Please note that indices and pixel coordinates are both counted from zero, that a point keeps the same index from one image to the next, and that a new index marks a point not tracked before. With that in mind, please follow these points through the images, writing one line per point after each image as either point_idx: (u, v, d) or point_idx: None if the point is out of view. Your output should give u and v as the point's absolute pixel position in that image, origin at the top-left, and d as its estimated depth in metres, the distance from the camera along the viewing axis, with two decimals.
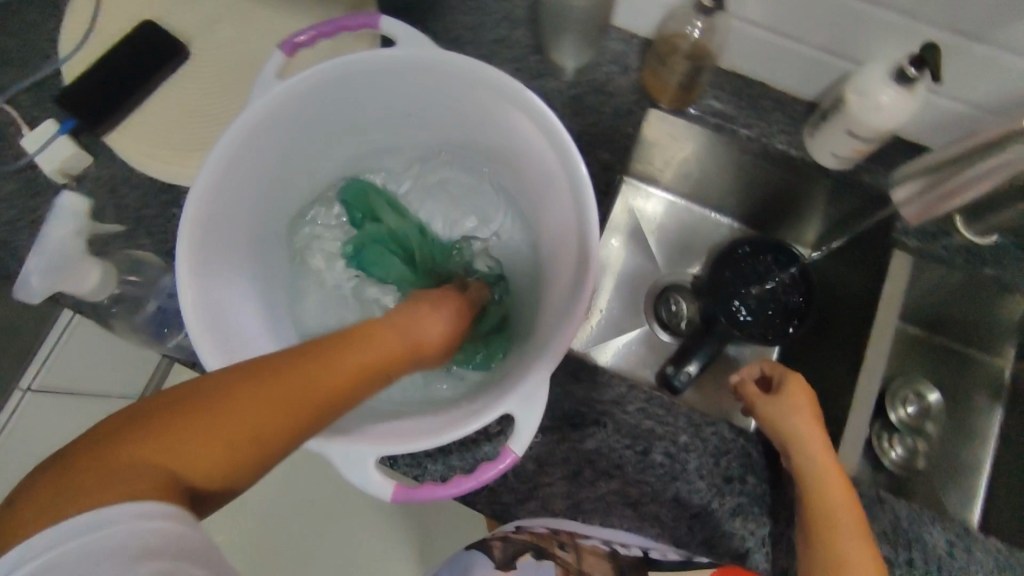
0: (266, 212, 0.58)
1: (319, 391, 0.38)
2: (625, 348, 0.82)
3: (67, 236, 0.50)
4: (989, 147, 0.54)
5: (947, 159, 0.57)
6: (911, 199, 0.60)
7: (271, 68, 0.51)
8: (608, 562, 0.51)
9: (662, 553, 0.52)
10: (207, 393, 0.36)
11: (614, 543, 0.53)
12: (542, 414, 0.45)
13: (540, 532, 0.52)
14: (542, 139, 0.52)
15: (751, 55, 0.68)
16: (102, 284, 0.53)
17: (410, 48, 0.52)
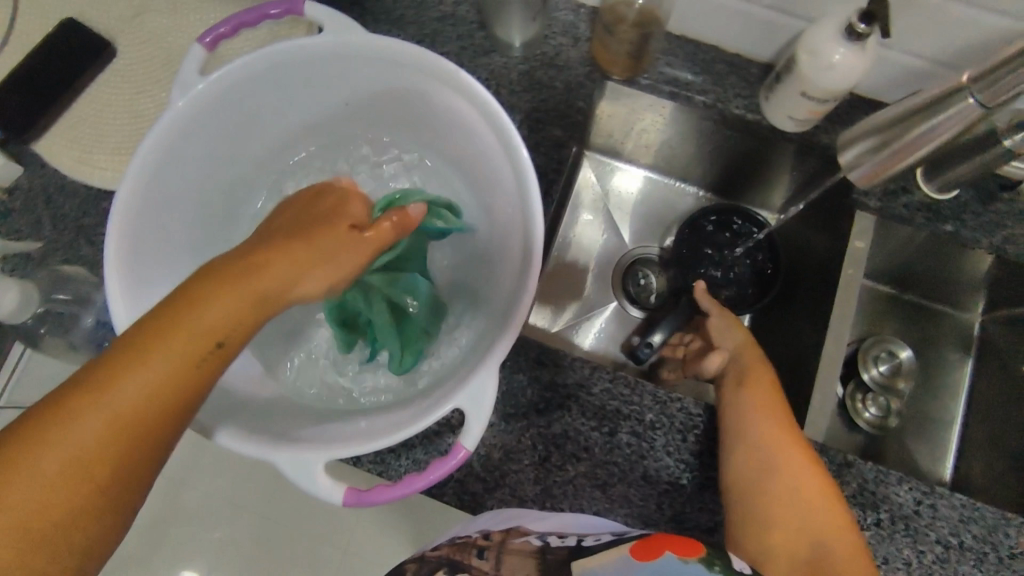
0: (205, 214, 0.56)
1: (198, 347, 0.37)
2: (601, 326, 0.81)
3: None
4: (935, 102, 0.53)
5: (896, 116, 0.56)
6: (861, 159, 0.59)
7: (192, 65, 0.49)
8: (534, 561, 0.41)
9: (595, 538, 0.43)
10: (89, 377, 0.35)
11: (549, 536, 0.44)
12: (492, 408, 0.44)
13: (459, 542, 0.44)
14: (481, 122, 0.50)
15: (701, 19, 0.65)
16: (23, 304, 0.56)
17: (336, 35, 0.49)
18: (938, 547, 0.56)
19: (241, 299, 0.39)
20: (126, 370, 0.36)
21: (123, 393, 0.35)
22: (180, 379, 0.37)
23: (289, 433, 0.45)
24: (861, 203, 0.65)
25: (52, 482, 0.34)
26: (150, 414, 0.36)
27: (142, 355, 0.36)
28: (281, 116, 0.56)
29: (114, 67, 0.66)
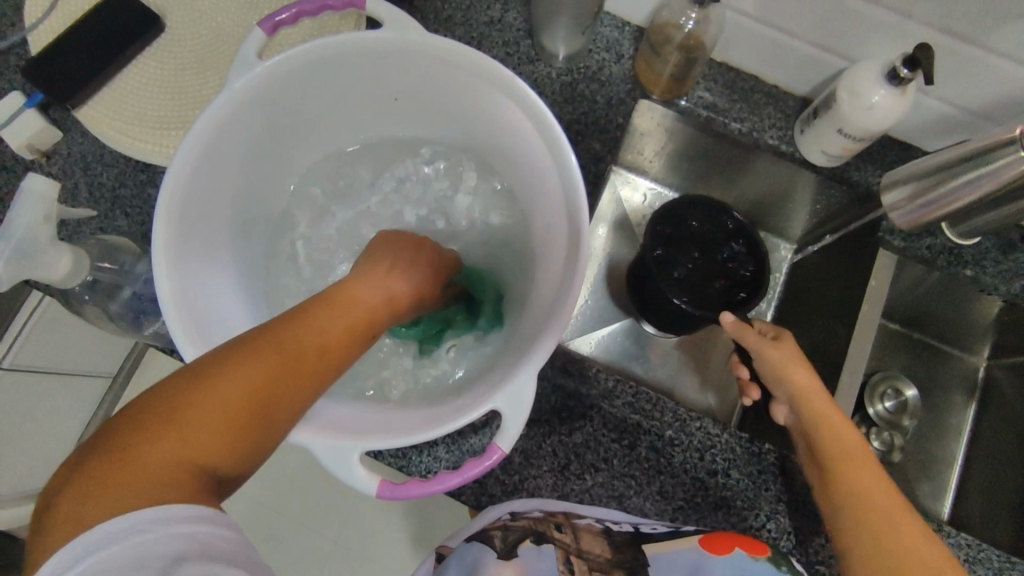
0: (247, 196, 0.56)
1: (310, 349, 0.41)
2: (607, 338, 0.78)
3: (36, 222, 0.45)
4: (973, 157, 0.55)
5: (935, 166, 0.58)
6: (899, 205, 0.61)
7: (251, 48, 0.49)
8: (603, 540, 0.52)
9: (653, 527, 0.54)
10: (189, 379, 0.38)
11: (607, 521, 0.55)
12: (530, 411, 0.44)
13: (536, 516, 0.54)
14: (533, 130, 0.51)
15: (744, 48, 0.67)
16: (74, 271, 0.48)
17: (397, 31, 0.49)
18: None
19: (343, 318, 0.44)
20: (246, 359, 0.39)
21: (240, 375, 0.38)
22: (276, 387, 0.39)
23: (328, 419, 0.46)
24: (886, 243, 0.67)
25: (156, 465, 0.35)
26: (259, 403, 0.38)
27: (258, 352, 0.39)
28: (331, 105, 0.56)
29: (162, 41, 0.65)
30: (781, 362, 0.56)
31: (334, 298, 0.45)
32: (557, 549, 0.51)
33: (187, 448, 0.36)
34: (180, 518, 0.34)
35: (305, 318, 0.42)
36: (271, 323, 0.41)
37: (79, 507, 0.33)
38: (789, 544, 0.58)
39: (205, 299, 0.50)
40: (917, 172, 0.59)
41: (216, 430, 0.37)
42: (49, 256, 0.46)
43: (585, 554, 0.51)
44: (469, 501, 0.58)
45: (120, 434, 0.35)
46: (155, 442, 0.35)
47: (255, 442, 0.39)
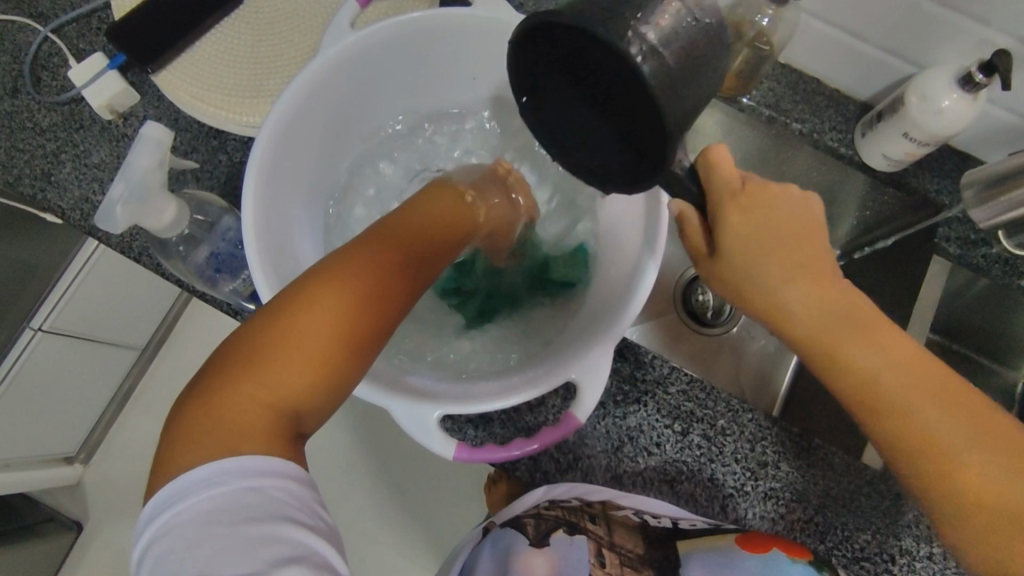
0: (326, 164, 0.58)
1: (370, 293, 0.38)
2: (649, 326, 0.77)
3: (151, 166, 0.48)
4: None
5: (1016, 167, 0.58)
6: (976, 203, 0.62)
7: (345, 17, 0.51)
8: (638, 534, 0.57)
9: (691, 523, 0.56)
10: (267, 325, 0.37)
11: (644, 514, 0.57)
12: (605, 383, 0.45)
13: (571, 507, 0.59)
14: None
15: (812, 49, 0.68)
16: (179, 218, 0.51)
17: (491, 9, 0.51)
18: None
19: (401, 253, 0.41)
20: (308, 309, 0.37)
21: (312, 323, 0.37)
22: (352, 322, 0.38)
23: (402, 385, 0.46)
24: (942, 249, 0.68)
25: (248, 413, 0.36)
26: (344, 341, 0.38)
27: (318, 299, 0.37)
28: (412, 81, 0.58)
29: (239, 13, 0.67)
30: (760, 279, 0.46)
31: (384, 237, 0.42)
32: (590, 541, 0.58)
33: (268, 400, 0.36)
34: (255, 471, 0.33)
35: (357, 260, 0.39)
36: (327, 268, 0.39)
37: (180, 456, 0.34)
38: (836, 539, 0.58)
39: (287, 259, 0.51)
40: (999, 173, 0.60)
41: (301, 370, 0.37)
42: (156, 202, 0.49)
43: (618, 547, 0.58)
44: (522, 477, 0.58)
45: (204, 390, 0.36)
46: (237, 396, 0.36)
47: (333, 386, 0.38)
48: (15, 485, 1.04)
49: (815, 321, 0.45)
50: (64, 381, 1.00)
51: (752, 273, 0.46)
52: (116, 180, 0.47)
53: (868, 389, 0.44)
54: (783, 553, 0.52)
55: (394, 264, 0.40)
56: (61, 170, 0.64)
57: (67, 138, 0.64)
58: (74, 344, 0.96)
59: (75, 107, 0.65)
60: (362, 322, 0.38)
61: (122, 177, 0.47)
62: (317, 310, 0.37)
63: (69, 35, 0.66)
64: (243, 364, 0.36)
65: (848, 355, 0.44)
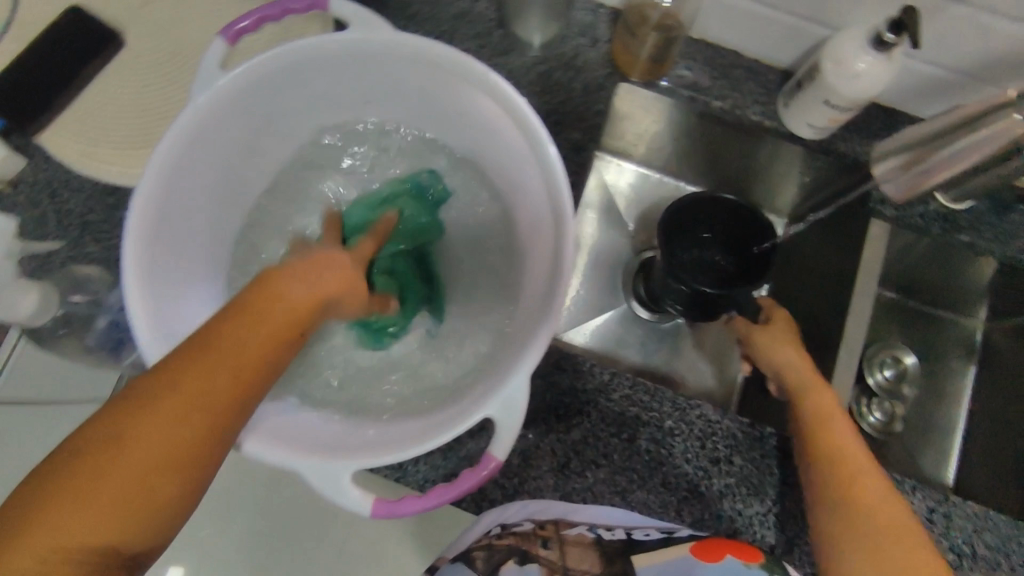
0: (220, 212, 0.55)
1: (289, 326, 0.39)
2: (602, 326, 0.80)
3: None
4: (971, 120, 0.56)
5: (927, 134, 0.60)
6: (890, 175, 0.63)
7: (214, 58, 0.47)
8: (595, 552, 0.52)
9: (646, 533, 0.52)
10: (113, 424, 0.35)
11: (598, 527, 0.53)
12: (523, 417, 0.43)
13: (524, 530, 0.52)
14: (509, 124, 0.50)
15: (722, 22, 0.66)
16: (40, 305, 0.56)
17: (365, 32, 0.48)
18: (951, 554, 0.57)
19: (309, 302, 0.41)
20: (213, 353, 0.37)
21: (217, 366, 0.37)
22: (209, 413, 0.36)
23: (315, 442, 0.45)
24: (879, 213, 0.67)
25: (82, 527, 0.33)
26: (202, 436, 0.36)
27: (225, 341, 0.37)
28: (300, 113, 0.55)
29: (119, 57, 0.64)
30: (779, 357, 0.60)
31: (286, 276, 0.41)
32: (543, 568, 0.51)
33: (160, 451, 0.35)
34: None
35: (241, 325, 0.38)
36: (234, 309, 0.38)
37: None
38: (797, 528, 0.57)
39: (178, 322, 0.48)
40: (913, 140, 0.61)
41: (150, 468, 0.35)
42: (9, 295, 0.55)
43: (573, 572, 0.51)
44: (469, 508, 0.57)
45: (91, 439, 0.34)
46: (127, 446, 0.34)
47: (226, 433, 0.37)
48: None
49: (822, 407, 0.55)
50: None
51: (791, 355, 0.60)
52: None
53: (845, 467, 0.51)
54: (737, 560, 0.48)
55: (302, 306, 0.40)
56: None
57: None
58: None
59: None
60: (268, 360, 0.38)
61: None
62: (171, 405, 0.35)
63: None
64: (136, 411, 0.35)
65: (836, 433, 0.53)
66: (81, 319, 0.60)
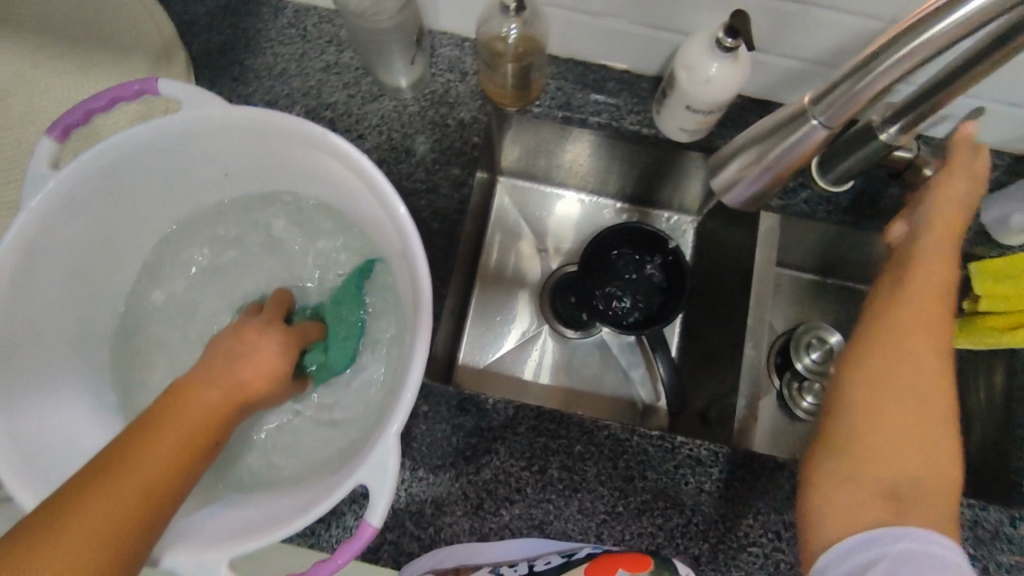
0: (86, 305, 0.53)
1: (212, 415, 0.42)
2: (540, 358, 0.81)
3: None
4: (795, 116, 0.48)
5: (770, 127, 0.51)
6: (742, 174, 0.55)
7: (41, 159, 0.47)
8: None
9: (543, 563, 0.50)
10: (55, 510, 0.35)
11: None
12: (396, 480, 0.42)
13: None
14: (357, 181, 0.50)
15: (583, 40, 0.66)
16: None
17: (195, 111, 0.48)
18: None
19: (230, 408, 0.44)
20: (134, 458, 0.38)
21: (141, 468, 0.38)
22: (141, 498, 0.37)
23: (227, 530, 0.45)
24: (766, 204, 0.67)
25: None
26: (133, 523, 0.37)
27: (143, 450, 0.39)
28: (155, 196, 0.54)
29: None
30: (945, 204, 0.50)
31: (202, 381, 0.44)
32: None
33: (75, 568, 0.34)
34: None
35: (168, 417, 0.41)
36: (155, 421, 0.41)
37: None
38: (720, 533, 0.56)
39: (37, 428, 0.46)
40: (759, 134, 0.53)
41: (86, 552, 0.34)
42: None
43: None
44: (387, 562, 0.55)
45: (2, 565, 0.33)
46: (61, 538, 0.34)
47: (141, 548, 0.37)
48: None
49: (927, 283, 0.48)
50: None
51: (950, 204, 0.50)
52: None
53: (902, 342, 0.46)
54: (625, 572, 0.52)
55: (222, 406, 0.43)
56: None
57: None
58: None
59: None
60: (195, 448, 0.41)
61: None
62: (110, 488, 0.37)
63: None
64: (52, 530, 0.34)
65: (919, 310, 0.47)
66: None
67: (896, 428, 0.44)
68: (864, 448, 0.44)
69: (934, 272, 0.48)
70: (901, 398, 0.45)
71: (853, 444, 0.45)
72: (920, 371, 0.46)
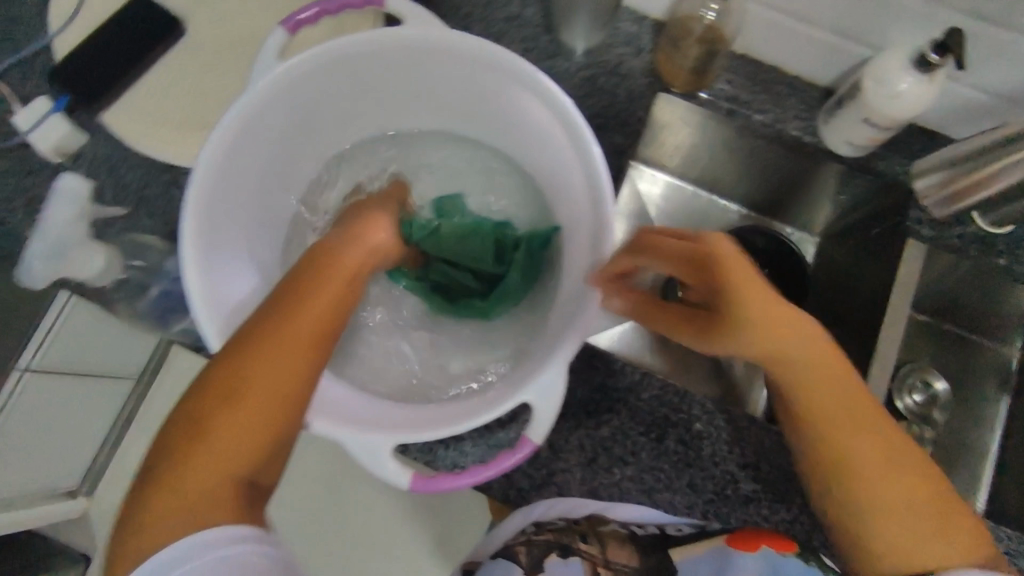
0: (271, 192, 0.58)
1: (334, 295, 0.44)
2: None
3: (68, 218, 0.56)
4: (1002, 145, 0.58)
5: (967, 154, 0.61)
6: (928, 193, 0.65)
7: (271, 48, 0.50)
8: (629, 546, 0.61)
9: (677, 528, 0.62)
10: (219, 377, 0.38)
11: (631, 525, 0.62)
12: (559, 406, 0.44)
13: (559, 528, 0.62)
14: (553, 122, 0.52)
15: (765, 38, 0.66)
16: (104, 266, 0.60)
17: (418, 28, 0.50)
18: None
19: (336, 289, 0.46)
20: (263, 349, 0.39)
21: (262, 375, 0.38)
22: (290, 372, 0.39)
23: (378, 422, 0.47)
24: (911, 231, 0.67)
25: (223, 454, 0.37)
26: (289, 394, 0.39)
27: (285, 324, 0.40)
28: (351, 104, 0.57)
29: (181, 44, 0.66)
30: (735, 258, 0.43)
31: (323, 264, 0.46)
32: (584, 562, 0.61)
33: (251, 426, 0.37)
34: (230, 539, 0.35)
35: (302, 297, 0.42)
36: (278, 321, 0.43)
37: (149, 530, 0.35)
38: (821, 537, 0.57)
39: (226, 285, 0.51)
40: (951, 159, 0.62)
41: (261, 410, 0.38)
42: (82, 253, 0.58)
43: (612, 564, 0.61)
44: (496, 494, 0.59)
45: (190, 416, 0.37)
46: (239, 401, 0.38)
47: (284, 434, 0.39)
48: None
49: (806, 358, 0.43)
50: None
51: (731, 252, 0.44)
52: (36, 238, 0.55)
53: (800, 388, 0.44)
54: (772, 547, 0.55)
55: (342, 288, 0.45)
56: (15, 219, 0.63)
57: (18, 184, 0.64)
58: None
59: (21, 154, 0.64)
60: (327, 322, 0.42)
61: (41, 234, 0.55)
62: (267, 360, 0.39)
63: (13, 81, 0.65)
64: (200, 431, 0.37)
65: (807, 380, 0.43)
66: (134, 285, 0.64)
67: (873, 470, 0.43)
68: (868, 484, 0.43)
69: (808, 343, 0.43)
70: (864, 456, 0.43)
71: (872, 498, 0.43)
72: (846, 427, 0.43)
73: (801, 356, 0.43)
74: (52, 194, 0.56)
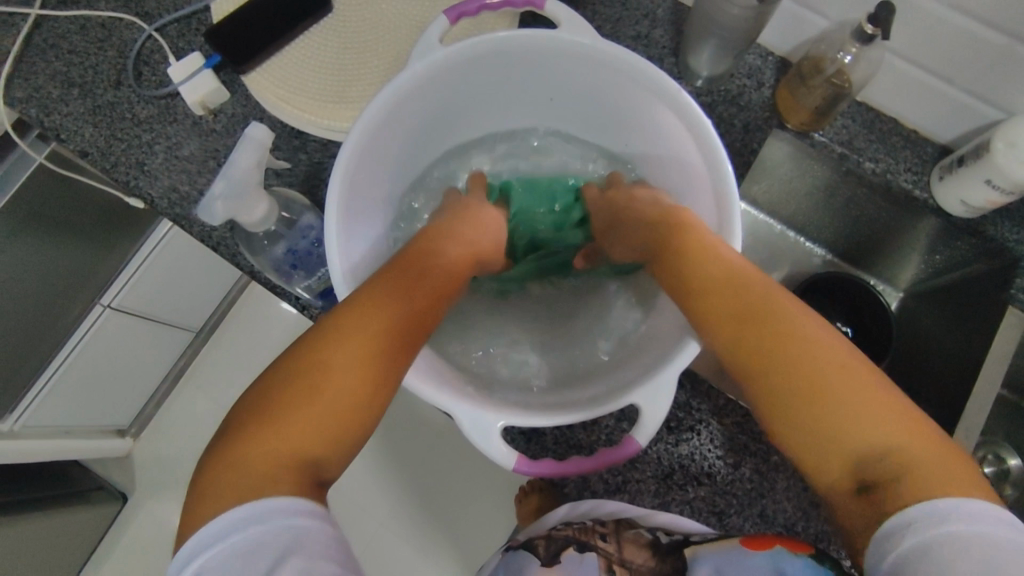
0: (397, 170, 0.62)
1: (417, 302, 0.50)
2: None
3: (251, 166, 0.57)
4: None
5: None
6: None
7: (435, 33, 0.53)
8: (648, 551, 0.57)
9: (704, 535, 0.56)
10: (299, 356, 0.46)
11: (657, 530, 0.58)
12: (666, 410, 0.48)
13: (584, 526, 0.61)
14: (689, 139, 0.55)
15: (890, 87, 0.67)
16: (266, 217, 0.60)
17: (572, 32, 0.54)
18: None
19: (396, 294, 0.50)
20: (344, 340, 0.46)
21: (337, 357, 0.46)
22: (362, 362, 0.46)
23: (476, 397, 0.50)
24: (1019, 301, 0.64)
25: (293, 423, 0.44)
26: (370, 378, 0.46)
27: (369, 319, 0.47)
28: None
29: (328, 20, 0.69)
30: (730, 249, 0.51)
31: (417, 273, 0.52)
32: (601, 559, 0.58)
33: (336, 398, 0.45)
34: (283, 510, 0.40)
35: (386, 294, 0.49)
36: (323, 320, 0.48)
37: (223, 483, 0.41)
38: None
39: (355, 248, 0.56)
40: None
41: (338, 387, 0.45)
42: (249, 199, 0.59)
43: (628, 563, 0.57)
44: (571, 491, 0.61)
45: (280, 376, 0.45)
46: (323, 378, 0.45)
47: (362, 411, 0.46)
48: (71, 450, 1.09)
49: (779, 310, 0.47)
50: (127, 357, 1.06)
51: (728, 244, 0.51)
52: (221, 179, 0.56)
53: (769, 333, 0.47)
54: (784, 548, 0.50)
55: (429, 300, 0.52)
56: (154, 161, 0.67)
57: (161, 130, 0.68)
58: (142, 321, 1.01)
59: (168, 102, 0.68)
60: (411, 323, 0.49)
61: (227, 175, 0.56)
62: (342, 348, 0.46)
63: (171, 35, 0.70)
64: (279, 401, 0.44)
65: (778, 331, 0.46)
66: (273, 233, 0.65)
67: (830, 409, 0.44)
68: (814, 427, 0.44)
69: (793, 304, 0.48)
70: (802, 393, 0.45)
71: (843, 441, 0.43)
72: (802, 360, 0.45)
73: (819, 346, 0.45)
74: (238, 141, 0.58)
